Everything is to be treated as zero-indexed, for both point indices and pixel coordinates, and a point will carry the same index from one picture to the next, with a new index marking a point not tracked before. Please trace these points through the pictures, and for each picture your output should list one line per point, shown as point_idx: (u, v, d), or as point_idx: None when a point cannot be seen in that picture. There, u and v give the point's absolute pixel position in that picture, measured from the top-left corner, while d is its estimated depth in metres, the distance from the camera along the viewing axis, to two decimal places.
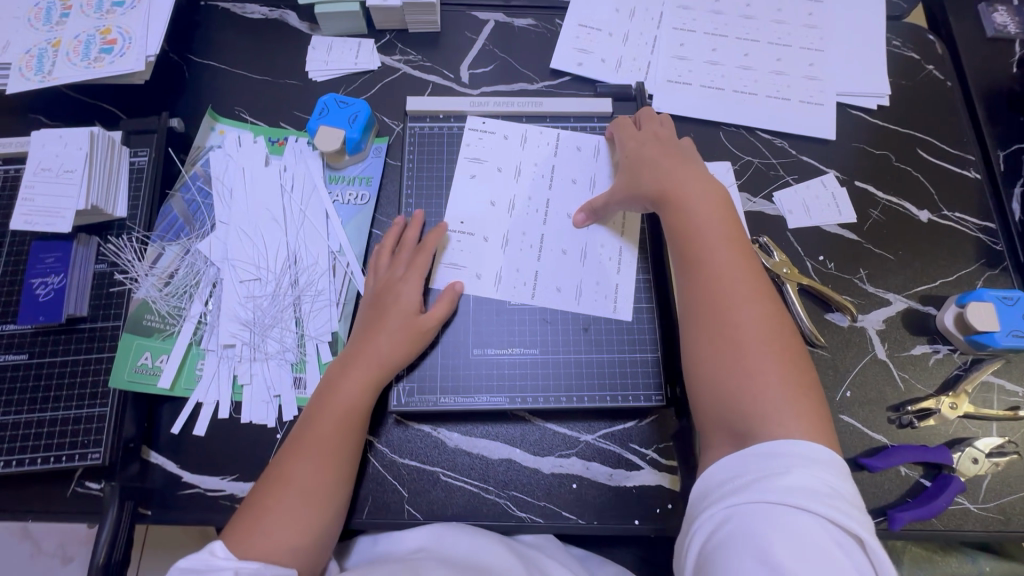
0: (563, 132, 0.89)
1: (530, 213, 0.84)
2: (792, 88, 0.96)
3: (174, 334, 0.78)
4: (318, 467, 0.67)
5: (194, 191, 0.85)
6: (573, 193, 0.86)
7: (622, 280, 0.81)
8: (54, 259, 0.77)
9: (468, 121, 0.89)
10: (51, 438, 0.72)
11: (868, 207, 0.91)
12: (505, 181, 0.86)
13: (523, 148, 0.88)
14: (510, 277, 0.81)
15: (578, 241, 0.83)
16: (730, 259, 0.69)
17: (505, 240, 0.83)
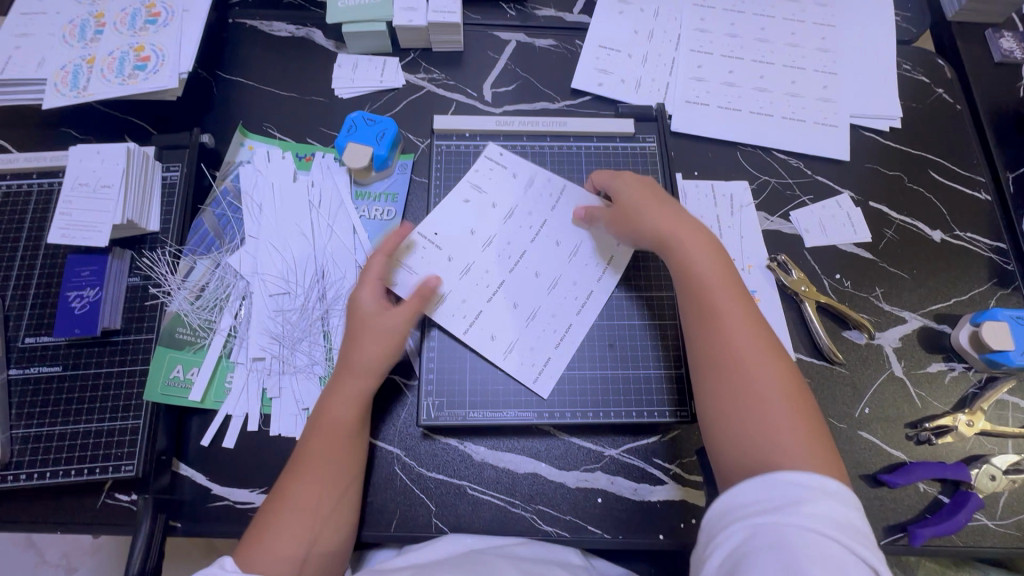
0: (570, 187, 0.87)
1: (501, 258, 0.83)
2: (807, 109, 0.99)
3: (205, 347, 0.79)
4: (316, 481, 0.67)
5: (224, 206, 0.87)
6: (556, 255, 0.84)
7: (555, 352, 0.79)
8: (90, 272, 0.78)
9: (488, 151, 0.89)
10: (84, 450, 0.73)
11: (883, 227, 0.93)
12: (498, 219, 0.85)
13: (528, 189, 0.87)
14: (454, 306, 0.80)
15: (535, 302, 0.81)
16: (732, 302, 0.67)
17: (464, 268, 0.82)
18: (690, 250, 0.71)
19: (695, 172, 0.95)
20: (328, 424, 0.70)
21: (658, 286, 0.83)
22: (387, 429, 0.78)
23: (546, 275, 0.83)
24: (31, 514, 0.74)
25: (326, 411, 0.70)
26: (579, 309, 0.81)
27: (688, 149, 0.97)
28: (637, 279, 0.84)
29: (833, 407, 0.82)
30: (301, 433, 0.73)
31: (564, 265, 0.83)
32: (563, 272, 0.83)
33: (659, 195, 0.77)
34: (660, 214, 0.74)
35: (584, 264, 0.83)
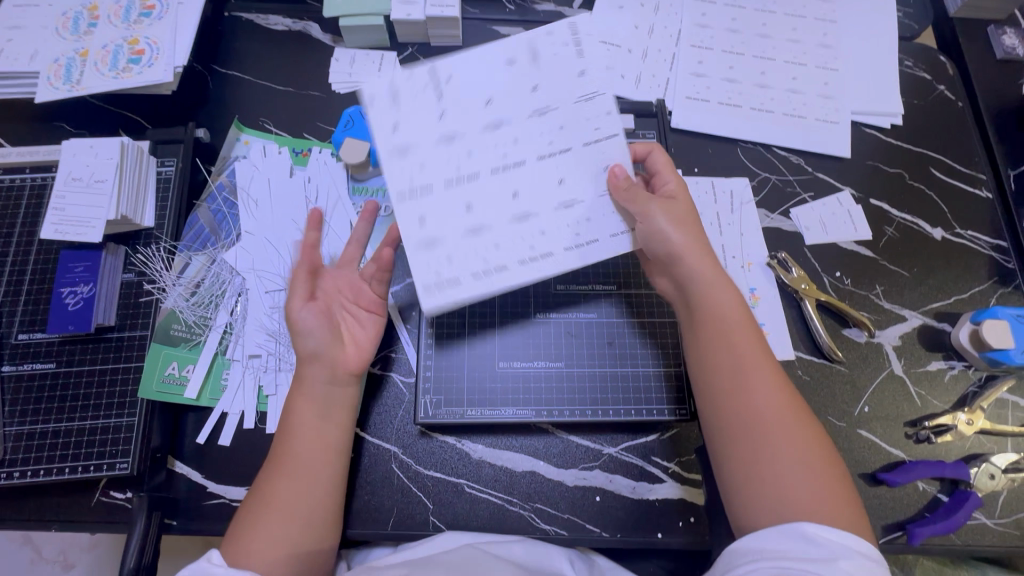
0: (618, 137, 0.74)
1: (494, 160, 0.73)
2: (808, 106, 0.98)
3: (201, 343, 0.79)
4: (292, 480, 0.66)
5: (220, 201, 0.86)
6: (545, 185, 0.73)
7: (468, 279, 0.70)
8: (83, 268, 0.77)
9: (575, 25, 0.75)
10: (79, 447, 0.72)
11: (884, 224, 0.92)
12: (525, 119, 0.74)
13: (578, 103, 0.74)
14: (414, 171, 0.72)
15: (490, 226, 0.72)
16: (752, 347, 0.66)
17: (450, 138, 0.73)
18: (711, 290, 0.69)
19: (695, 168, 0.95)
20: (296, 423, 0.69)
21: None
22: (385, 427, 0.78)
23: (523, 203, 0.72)
24: (25, 511, 0.74)
25: (291, 409, 0.70)
26: (529, 259, 0.71)
27: (688, 145, 0.96)
28: (637, 276, 0.83)
29: (832, 405, 0.82)
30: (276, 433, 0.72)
31: (551, 211, 0.73)
32: (543, 215, 0.72)
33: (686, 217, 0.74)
34: (685, 242, 0.71)
35: (578, 225, 0.73)
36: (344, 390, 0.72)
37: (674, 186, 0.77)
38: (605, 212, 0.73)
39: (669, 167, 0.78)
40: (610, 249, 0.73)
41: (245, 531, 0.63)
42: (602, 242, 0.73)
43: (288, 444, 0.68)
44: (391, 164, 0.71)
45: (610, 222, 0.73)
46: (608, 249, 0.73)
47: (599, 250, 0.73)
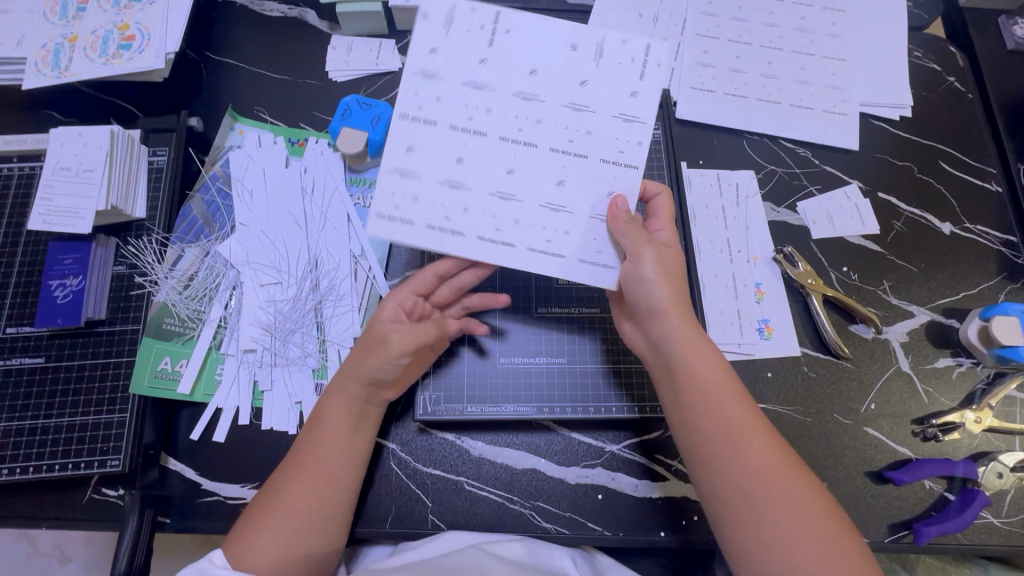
0: (636, 171, 0.68)
1: (507, 130, 0.67)
2: (816, 97, 0.96)
3: (194, 338, 0.77)
4: (305, 483, 0.64)
5: (214, 192, 0.84)
6: (544, 174, 0.68)
7: (421, 228, 0.66)
8: (72, 260, 0.75)
9: (652, 48, 0.68)
10: (69, 444, 0.71)
11: (891, 218, 0.91)
12: (557, 106, 0.68)
13: (616, 118, 0.68)
14: (426, 102, 0.67)
15: (469, 188, 0.67)
16: (738, 408, 0.62)
17: (480, 86, 0.67)
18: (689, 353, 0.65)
19: (700, 161, 0.93)
20: (321, 425, 0.67)
21: None
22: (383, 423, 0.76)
23: (513, 183, 0.67)
24: (15, 509, 0.72)
25: (320, 412, 0.68)
26: (488, 239, 0.67)
27: (693, 137, 0.94)
28: None
29: (838, 402, 0.80)
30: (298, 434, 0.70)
31: (532, 206, 0.68)
32: (525, 204, 0.68)
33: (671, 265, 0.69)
34: (665, 297, 0.67)
35: (551, 233, 0.68)
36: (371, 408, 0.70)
37: (671, 237, 0.74)
38: (588, 235, 0.69)
39: (668, 217, 0.75)
40: (572, 272, 0.69)
41: (250, 529, 0.62)
42: (567, 262, 0.68)
43: (311, 445, 0.66)
44: (410, 85, 0.67)
45: (591, 246, 0.69)
46: (569, 269, 0.69)
47: (560, 267, 0.69)
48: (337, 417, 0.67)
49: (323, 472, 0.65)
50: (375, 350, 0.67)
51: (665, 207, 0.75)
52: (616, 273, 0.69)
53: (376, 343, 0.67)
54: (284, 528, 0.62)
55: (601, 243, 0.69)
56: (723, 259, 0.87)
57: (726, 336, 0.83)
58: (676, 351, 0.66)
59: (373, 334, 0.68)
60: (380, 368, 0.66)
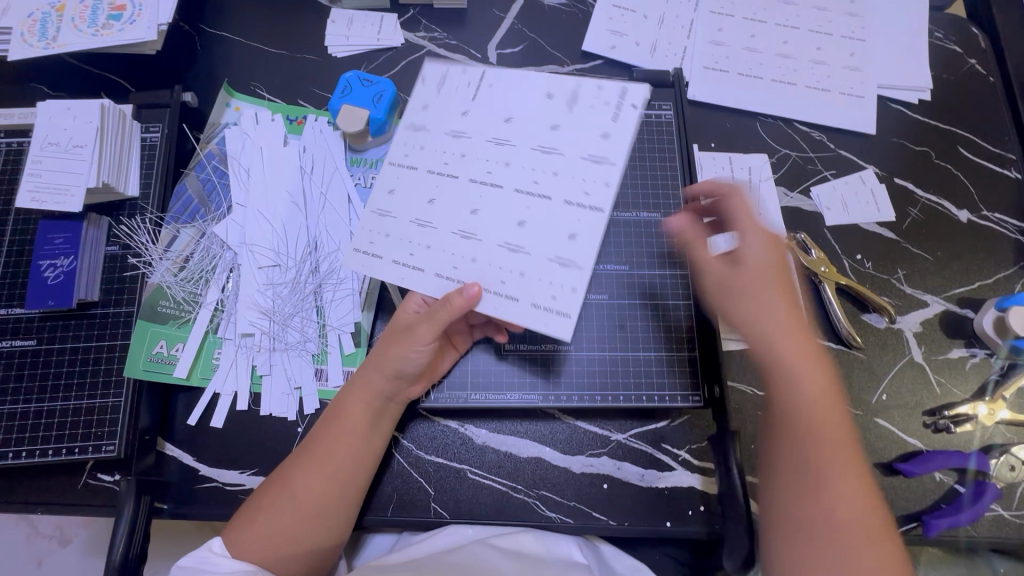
0: (599, 214, 0.60)
1: (477, 172, 0.63)
2: (832, 78, 0.93)
3: (190, 321, 0.75)
4: (312, 474, 0.63)
5: (209, 171, 0.81)
6: (506, 213, 0.62)
7: (386, 264, 0.64)
8: (63, 240, 0.73)
9: (629, 91, 0.62)
10: (62, 429, 0.69)
11: (908, 205, 0.88)
12: (527, 149, 0.63)
13: (585, 161, 0.61)
14: (411, 150, 0.66)
15: (435, 228, 0.63)
16: (834, 448, 0.57)
17: (461, 133, 0.65)
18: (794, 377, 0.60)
19: (711, 144, 0.90)
20: (341, 420, 0.65)
21: (670, 265, 0.79)
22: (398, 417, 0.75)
23: (475, 224, 0.62)
24: (9, 494, 0.71)
25: (341, 408, 0.66)
26: (445, 276, 0.62)
27: (705, 119, 0.91)
28: (650, 257, 0.79)
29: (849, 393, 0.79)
30: (315, 424, 0.69)
31: (490, 245, 0.61)
32: (483, 244, 0.61)
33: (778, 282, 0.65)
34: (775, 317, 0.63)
35: (505, 273, 0.60)
36: (386, 413, 0.68)
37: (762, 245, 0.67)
38: (544, 281, 0.60)
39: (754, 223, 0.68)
40: (525, 320, 0.59)
41: (251, 516, 0.61)
42: (517, 306, 0.59)
43: (325, 437, 0.65)
44: (400, 138, 0.67)
45: (545, 291, 0.59)
46: (521, 317, 0.59)
47: (511, 313, 0.59)
48: (358, 414, 0.65)
49: (338, 468, 0.64)
50: (397, 341, 0.65)
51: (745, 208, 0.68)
52: (572, 324, 0.58)
53: (399, 334, 0.66)
54: (293, 522, 0.61)
55: (560, 291, 0.59)
56: None
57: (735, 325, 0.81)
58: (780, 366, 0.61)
59: (397, 324, 0.67)
60: (402, 359, 0.65)
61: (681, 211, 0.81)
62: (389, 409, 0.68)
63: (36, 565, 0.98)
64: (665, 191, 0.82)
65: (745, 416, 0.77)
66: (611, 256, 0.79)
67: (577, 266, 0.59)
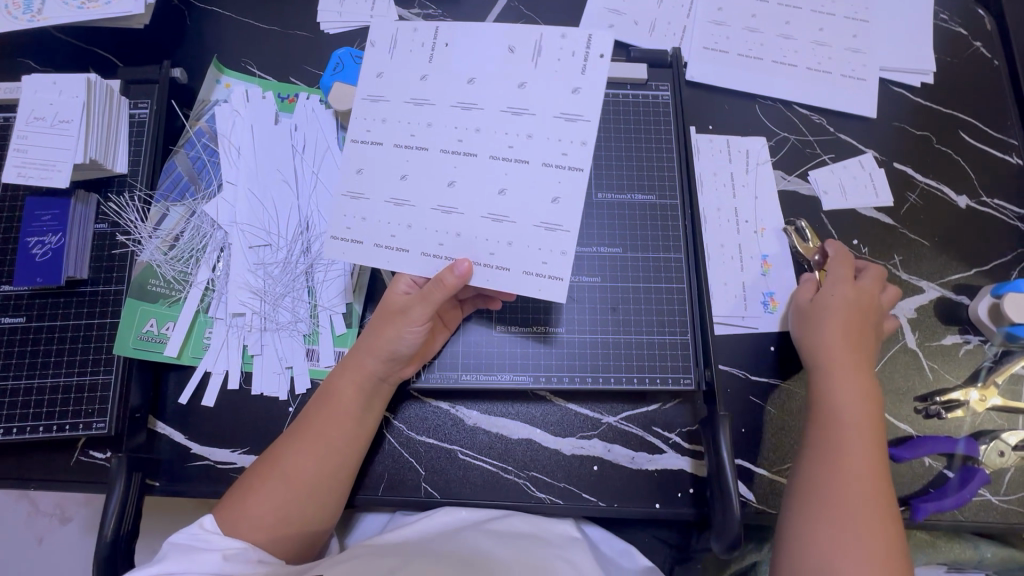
0: (580, 174, 0.60)
1: (448, 141, 0.62)
2: (834, 60, 0.91)
3: (181, 300, 0.74)
4: (304, 453, 0.63)
5: (199, 148, 0.80)
6: (485, 181, 0.61)
7: (370, 249, 0.62)
8: (51, 217, 0.72)
9: (594, 39, 0.62)
10: (54, 406, 0.69)
11: (906, 190, 0.87)
12: (496, 113, 0.62)
13: (557, 120, 0.62)
14: (374, 124, 0.64)
15: (413, 205, 0.62)
16: (867, 450, 0.63)
17: (423, 102, 0.63)
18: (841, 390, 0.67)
19: (709, 126, 0.89)
20: (333, 400, 0.65)
21: (664, 248, 0.78)
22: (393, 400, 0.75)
23: (454, 196, 0.62)
24: (2, 469, 0.71)
25: (333, 389, 0.66)
26: (432, 254, 0.62)
27: (703, 101, 0.90)
28: (645, 240, 0.78)
29: None
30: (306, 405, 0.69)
31: (474, 216, 0.61)
32: (466, 216, 0.61)
33: (858, 313, 0.71)
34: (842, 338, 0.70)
35: (493, 243, 0.61)
36: (379, 395, 0.68)
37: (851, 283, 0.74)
38: (532, 246, 0.61)
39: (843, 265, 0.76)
40: (519, 287, 0.61)
41: (243, 495, 0.62)
42: (511, 275, 0.60)
43: (316, 416, 0.65)
44: (356, 109, 0.64)
45: (535, 257, 0.61)
46: (514, 285, 0.61)
47: (505, 281, 0.61)
48: (352, 395, 0.66)
49: (332, 449, 0.64)
50: (391, 322, 0.65)
51: (876, 280, 0.74)
52: (566, 285, 0.60)
53: (393, 316, 0.65)
54: (286, 501, 0.61)
55: (549, 255, 0.60)
56: (729, 230, 0.84)
57: (728, 309, 0.81)
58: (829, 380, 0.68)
59: (389, 306, 0.66)
60: (397, 340, 0.65)
61: (676, 194, 0.80)
62: (383, 389, 0.68)
63: (35, 541, 0.99)
64: (661, 172, 0.80)
65: (736, 400, 0.77)
66: (605, 238, 0.78)
67: (564, 229, 0.60)
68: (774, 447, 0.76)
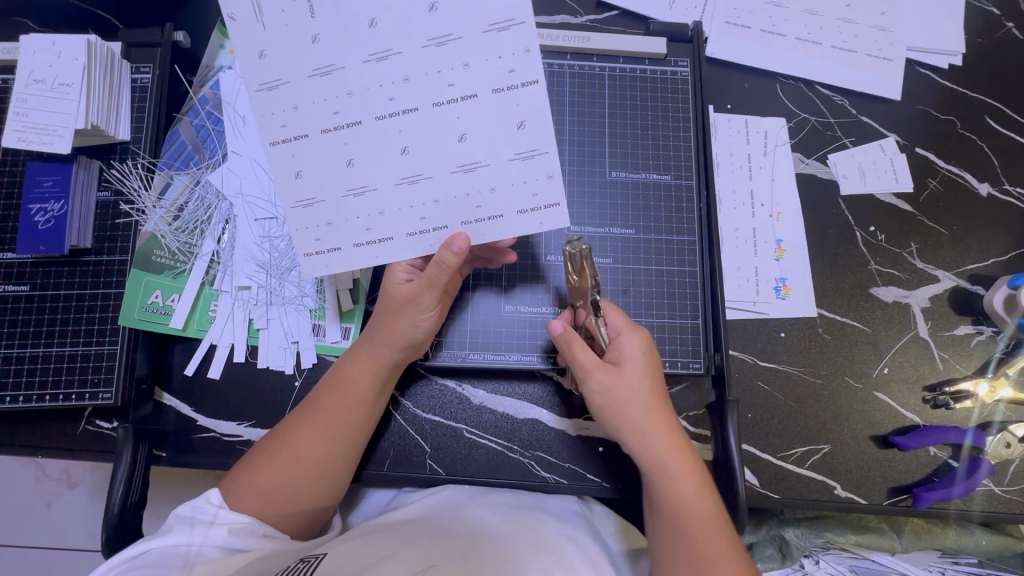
0: (537, 87, 0.53)
1: (380, 103, 0.53)
2: (860, 39, 0.88)
3: (186, 272, 0.73)
4: (308, 434, 0.62)
5: (203, 116, 0.77)
6: (440, 131, 0.54)
7: (350, 252, 0.57)
8: (53, 183, 0.71)
9: None
10: (59, 375, 0.69)
11: (927, 176, 0.85)
12: (418, 51, 0.52)
13: (489, 34, 0.52)
14: (286, 115, 0.53)
15: (373, 188, 0.55)
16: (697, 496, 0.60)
17: (330, 69, 0.53)
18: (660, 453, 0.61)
19: (727, 105, 0.86)
20: (344, 383, 0.64)
21: (677, 230, 0.76)
22: (404, 382, 0.74)
23: (415, 163, 0.55)
24: (9, 437, 0.71)
25: (342, 371, 0.65)
26: (418, 233, 0.57)
27: (722, 78, 0.87)
28: (657, 221, 0.77)
29: (850, 365, 0.78)
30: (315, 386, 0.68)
31: (444, 175, 0.55)
32: (436, 177, 0.55)
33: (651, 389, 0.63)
34: (664, 419, 0.62)
35: (474, 195, 0.56)
36: (388, 381, 0.66)
37: (639, 348, 0.64)
38: (516, 181, 0.56)
39: (628, 323, 0.66)
40: (518, 229, 0.57)
41: (250, 471, 0.62)
42: (507, 220, 0.57)
43: (324, 399, 0.64)
44: (253, 104, 0.53)
45: (523, 191, 0.56)
46: (513, 228, 0.57)
47: (502, 229, 0.57)
48: (364, 380, 0.64)
49: (339, 430, 0.63)
50: (400, 313, 0.63)
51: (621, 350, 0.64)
52: (566, 207, 0.57)
53: (402, 306, 0.63)
54: (292, 479, 0.61)
55: (536, 184, 0.56)
56: (744, 213, 0.83)
57: (741, 294, 0.80)
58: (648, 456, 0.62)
59: (393, 297, 0.63)
60: (411, 330, 0.63)
61: (692, 174, 0.78)
62: (394, 369, 0.66)
63: (44, 505, 1.00)
64: (675, 151, 0.78)
65: (744, 386, 0.77)
66: (618, 219, 0.77)
67: (542, 152, 0.55)
68: (781, 433, 0.76)
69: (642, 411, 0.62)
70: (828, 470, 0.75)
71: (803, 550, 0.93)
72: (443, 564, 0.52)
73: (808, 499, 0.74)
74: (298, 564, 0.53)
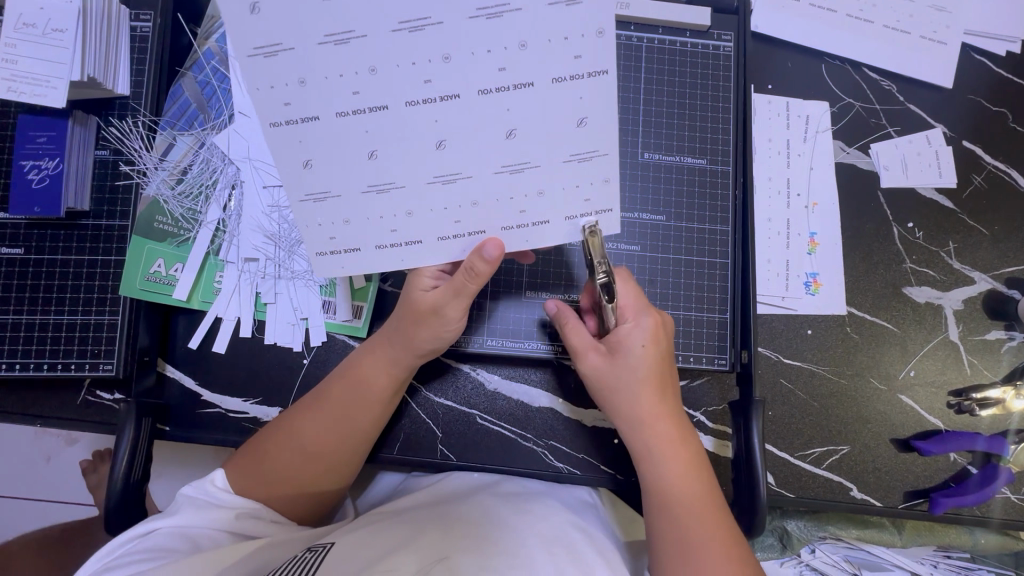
0: (606, 79, 0.46)
1: (413, 88, 0.46)
2: (915, 19, 0.82)
3: (190, 240, 0.69)
4: (318, 426, 0.60)
5: (208, 73, 0.71)
6: (484, 125, 0.48)
7: (370, 253, 0.54)
8: (46, 139, 0.66)
9: None
10: (57, 344, 0.66)
11: (972, 172, 0.80)
12: (462, 22, 0.44)
13: (556, 7, 0.44)
14: (290, 91, 0.46)
15: (400, 186, 0.50)
16: (686, 485, 0.59)
17: (347, 36, 0.44)
18: (653, 442, 0.60)
19: (768, 85, 0.81)
20: (362, 381, 0.61)
21: (709, 219, 0.72)
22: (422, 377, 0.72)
23: (451, 160, 0.49)
24: (7, 404, 0.69)
25: (357, 363, 0.62)
26: (450, 236, 0.53)
27: (766, 55, 0.81)
28: (689, 208, 0.73)
29: (876, 365, 0.76)
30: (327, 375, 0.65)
31: (486, 176, 0.50)
32: (476, 178, 0.50)
33: (652, 378, 0.60)
34: (656, 411, 0.60)
35: (518, 199, 0.51)
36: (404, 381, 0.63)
37: (643, 338, 0.60)
38: (567, 186, 0.51)
39: (636, 310, 0.61)
40: (563, 237, 0.54)
41: (257, 457, 0.59)
42: (553, 226, 0.53)
43: (337, 393, 0.61)
44: (248, 73, 0.45)
45: (575, 194, 0.51)
46: (556, 235, 0.54)
47: (544, 236, 0.54)
48: (381, 373, 0.61)
49: (352, 426, 0.61)
50: (426, 321, 0.59)
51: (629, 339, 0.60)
52: (618, 215, 0.53)
53: (427, 315, 0.58)
54: (302, 471, 0.59)
55: (589, 188, 0.51)
56: (778, 202, 0.79)
57: (769, 288, 0.77)
58: (639, 443, 0.61)
59: (417, 305, 0.58)
60: (435, 338, 0.60)
61: (728, 160, 0.73)
62: (411, 368, 0.62)
63: (45, 459, 0.99)
64: (711, 134, 0.73)
65: (767, 383, 0.75)
66: (648, 204, 0.73)
67: (600, 154, 0.49)
68: (801, 432, 0.74)
69: (636, 401, 0.60)
70: (844, 471, 0.74)
71: (804, 541, 0.92)
72: (455, 557, 0.50)
73: (822, 499, 0.73)
74: (304, 554, 0.51)
